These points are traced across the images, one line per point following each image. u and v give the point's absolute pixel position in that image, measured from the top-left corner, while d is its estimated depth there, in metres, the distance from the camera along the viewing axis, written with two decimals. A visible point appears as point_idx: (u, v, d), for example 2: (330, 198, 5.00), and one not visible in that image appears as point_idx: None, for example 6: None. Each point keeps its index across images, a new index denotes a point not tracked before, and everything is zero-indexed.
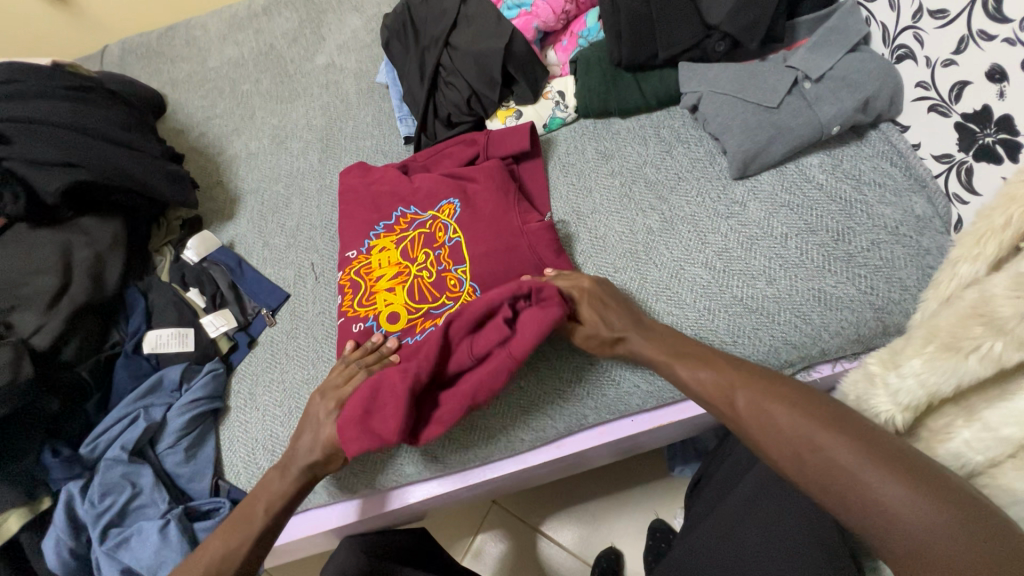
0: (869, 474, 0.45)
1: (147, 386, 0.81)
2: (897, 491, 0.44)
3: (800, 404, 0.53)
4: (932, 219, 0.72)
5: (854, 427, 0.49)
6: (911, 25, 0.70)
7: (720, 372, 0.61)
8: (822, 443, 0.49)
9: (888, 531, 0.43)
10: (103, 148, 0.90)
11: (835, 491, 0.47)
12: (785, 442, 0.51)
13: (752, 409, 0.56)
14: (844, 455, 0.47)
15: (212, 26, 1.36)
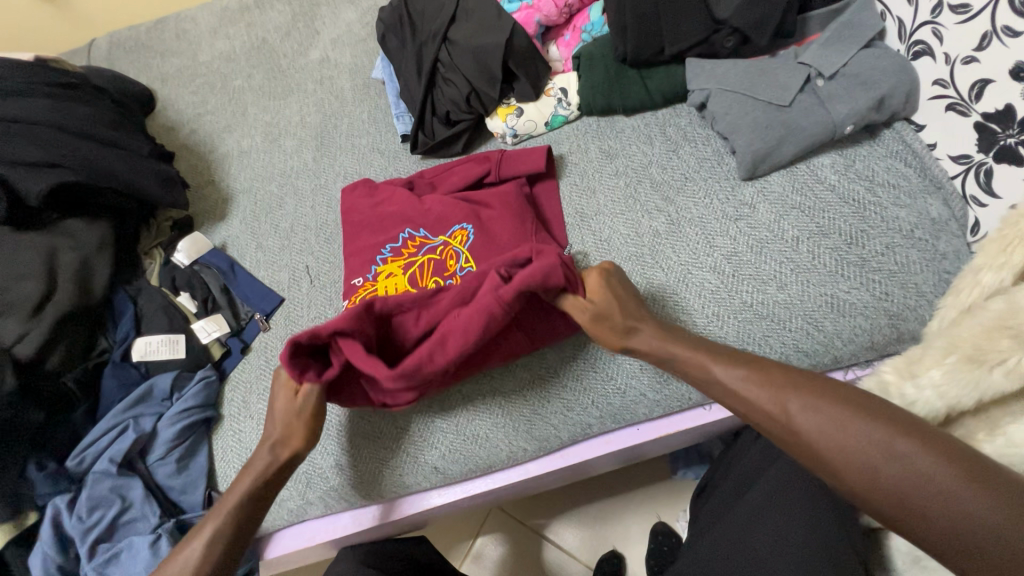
0: (958, 496, 0.40)
1: (137, 396, 0.78)
2: (995, 516, 0.38)
3: (862, 414, 0.47)
4: (948, 222, 0.69)
5: (928, 439, 0.44)
6: (929, 20, 0.68)
7: (764, 375, 0.55)
8: (895, 462, 0.43)
9: (989, 565, 0.38)
10: (89, 148, 0.86)
11: (917, 515, 0.41)
12: (847, 452, 0.46)
13: (808, 421, 0.49)
14: (924, 473, 0.42)
15: (202, 19, 1.32)
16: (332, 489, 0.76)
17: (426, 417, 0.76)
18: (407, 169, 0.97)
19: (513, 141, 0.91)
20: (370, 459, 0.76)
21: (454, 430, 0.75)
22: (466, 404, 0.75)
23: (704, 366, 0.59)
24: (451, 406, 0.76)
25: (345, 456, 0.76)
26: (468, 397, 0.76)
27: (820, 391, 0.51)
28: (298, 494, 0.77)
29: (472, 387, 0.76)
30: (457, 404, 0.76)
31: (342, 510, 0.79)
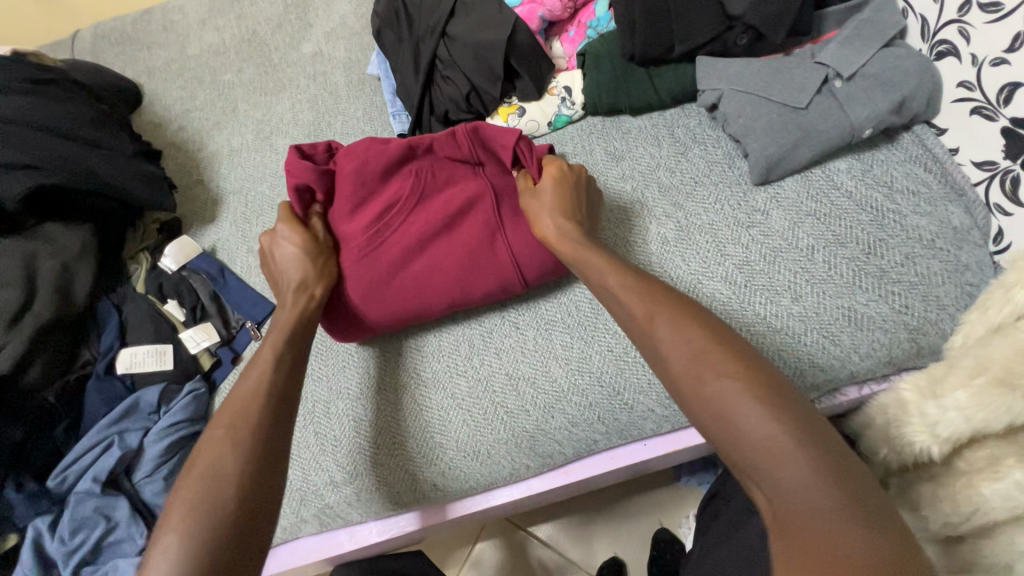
0: (763, 418, 0.45)
1: (123, 410, 0.74)
2: (784, 439, 0.43)
3: (714, 341, 0.51)
4: (970, 231, 0.66)
5: (757, 372, 0.48)
6: (956, 18, 0.64)
7: (648, 295, 0.57)
8: (724, 380, 0.48)
9: (770, 476, 0.43)
10: (69, 147, 0.82)
11: (732, 427, 0.46)
12: (699, 382, 0.49)
13: (670, 339, 0.52)
14: (746, 395, 0.46)
15: (190, 10, 1.27)
16: (328, 507, 0.73)
17: (417, 423, 0.73)
18: None
19: None
20: (365, 475, 0.72)
21: (454, 445, 0.72)
22: (466, 417, 0.72)
23: (599, 278, 0.61)
24: (450, 417, 0.72)
25: (341, 474, 0.73)
26: (466, 408, 0.72)
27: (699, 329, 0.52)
28: (292, 512, 0.74)
29: (471, 398, 0.73)
30: (456, 417, 0.72)
31: (339, 527, 0.76)
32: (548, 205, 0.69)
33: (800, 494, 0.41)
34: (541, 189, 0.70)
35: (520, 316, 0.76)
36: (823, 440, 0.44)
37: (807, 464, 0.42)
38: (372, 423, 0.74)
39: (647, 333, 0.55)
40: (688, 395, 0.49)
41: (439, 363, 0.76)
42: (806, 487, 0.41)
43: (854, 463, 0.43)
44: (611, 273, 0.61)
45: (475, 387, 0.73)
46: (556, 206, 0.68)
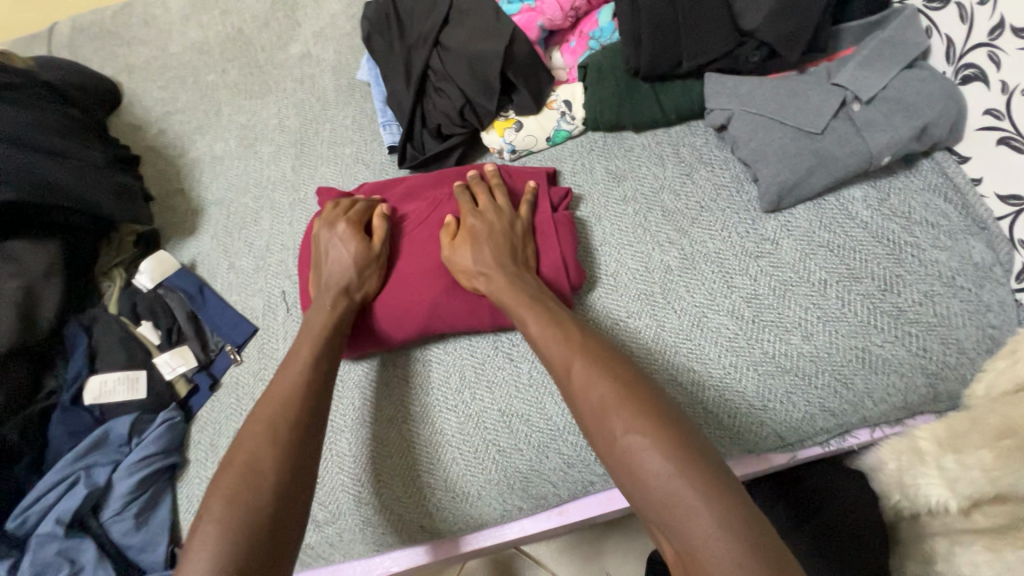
0: (650, 443, 0.45)
1: (91, 442, 0.70)
2: (691, 494, 0.42)
3: (630, 386, 0.50)
4: (992, 267, 0.63)
5: (675, 421, 0.48)
6: (985, 42, 0.60)
7: (568, 334, 0.57)
8: (634, 429, 0.47)
9: (683, 536, 0.42)
10: (35, 159, 0.77)
11: (642, 478, 0.45)
12: (598, 422, 0.49)
13: (583, 384, 0.52)
14: (654, 448, 0.45)
15: (173, 4, 1.21)
16: (309, 547, 0.70)
17: (396, 462, 0.69)
18: None
19: (511, 157, 0.83)
20: (346, 513, 0.69)
21: (441, 486, 0.68)
22: (454, 457, 0.68)
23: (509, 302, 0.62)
24: (437, 456, 0.68)
25: (324, 513, 0.69)
26: (451, 446, 0.68)
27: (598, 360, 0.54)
28: None
29: (459, 436, 0.69)
30: (443, 456, 0.68)
31: (320, 566, 0.72)
32: (482, 234, 0.67)
33: (714, 556, 0.39)
34: (474, 224, 0.69)
35: (514, 348, 0.72)
36: (742, 500, 0.42)
37: (718, 523, 0.40)
38: (356, 461, 0.70)
39: (563, 377, 0.54)
40: (602, 444, 0.49)
41: (426, 396, 0.71)
42: (719, 548, 0.39)
43: (727, 487, 0.43)
44: (531, 312, 0.60)
45: (462, 421, 0.69)
46: (485, 240, 0.66)
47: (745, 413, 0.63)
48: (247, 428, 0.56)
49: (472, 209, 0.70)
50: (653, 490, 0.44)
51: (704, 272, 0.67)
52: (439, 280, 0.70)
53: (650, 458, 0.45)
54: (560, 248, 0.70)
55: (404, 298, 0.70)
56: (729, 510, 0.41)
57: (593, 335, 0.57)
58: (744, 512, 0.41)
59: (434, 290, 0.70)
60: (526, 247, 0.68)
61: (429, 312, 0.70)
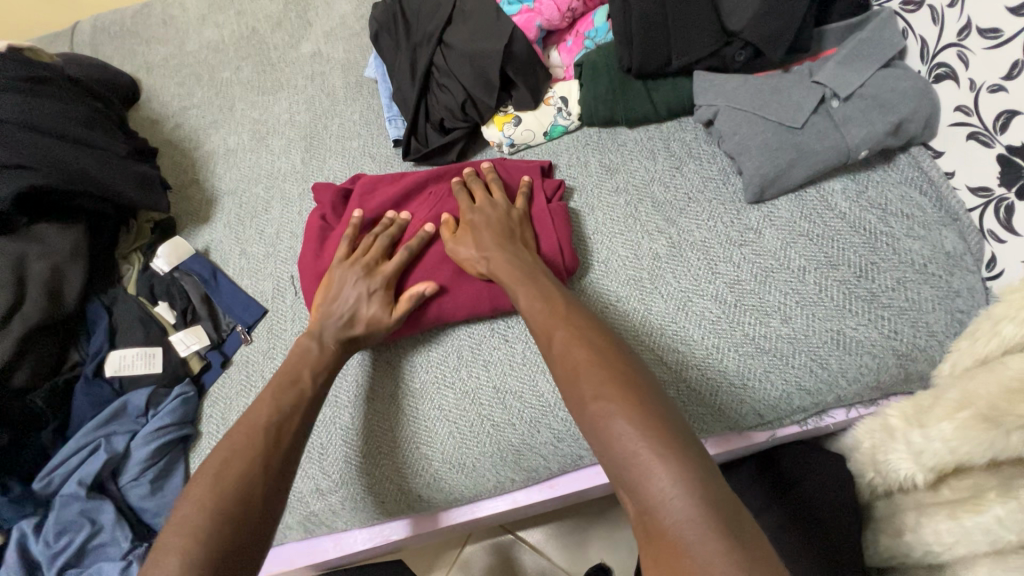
0: (619, 406, 0.48)
1: (111, 413, 0.75)
2: (646, 448, 0.45)
3: (606, 354, 0.54)
4: (963, 256, 0.66)
5: (643, 386, 0.51)
6: (955, 42, 0.63)
7: (555, 310, 0.61)
8: (602, 392, 0.50)
9: (639, 490, 0.44)
10: (62, 148, 0.82)
11: (604, 436, 0.48)
12: (575, 389, 0.53)
13: (563, 353, 0.56)
14: (618, 408, 0.48)
15: (190, 5, 1.26)
16: (313, 516, 0.74)
17: (397, 434, 0.73)
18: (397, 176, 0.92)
19: (510, 151, 0.87)
20: (350, 482, 0.73)
21: (440, 457, 0.72)
22: (451, 429, 0.72)
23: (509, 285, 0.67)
24: (436, 428, 0.72)
25: (328, 482, 0.73)
26: (450, 419, 0.72)
27: (582, 335, 0.57)
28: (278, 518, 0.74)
29: (457, 410, 0.73)
30: (441, 428, 0.72)
31: (324, 535, 0.77)
32: (481, 227, 0.72)
33: (663, 504, 0.42)
34: (473, 220, 0.73)
35: (510, 329, 0.76)
36: (696, 456, 0.44)
37: (669, 475, 0.43)
38: (359, 433, 0.74)
39: (548, 348, 0.59)
40: (575, 406, 0.53)
41: (427, 372, 0.76)
42: (669, 498, 0.42)
43: (689, 447, 0.45)
44: (525, 292, 0.65)
45: (460, 397, 0.73)
46: (486, 231, 0.71)
47: (726, 391, 0.67)
48: (232, 435, 0.60)
49: (469, 206, 0.75)
50: (618, 449, 0.46)
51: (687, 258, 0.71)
52: (444, 272, 0.75)
53: (617, 420, 0.48)
54: (556, 235, 0.74)
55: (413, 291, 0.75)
56: (682, 464, 0.44)
57: (581, 314, 0.61)
58: (696, 467, 0.44)
59: (440, 280, 0.75)
60: (525, 236, 0.73)
61: (435, 302, 0.74)
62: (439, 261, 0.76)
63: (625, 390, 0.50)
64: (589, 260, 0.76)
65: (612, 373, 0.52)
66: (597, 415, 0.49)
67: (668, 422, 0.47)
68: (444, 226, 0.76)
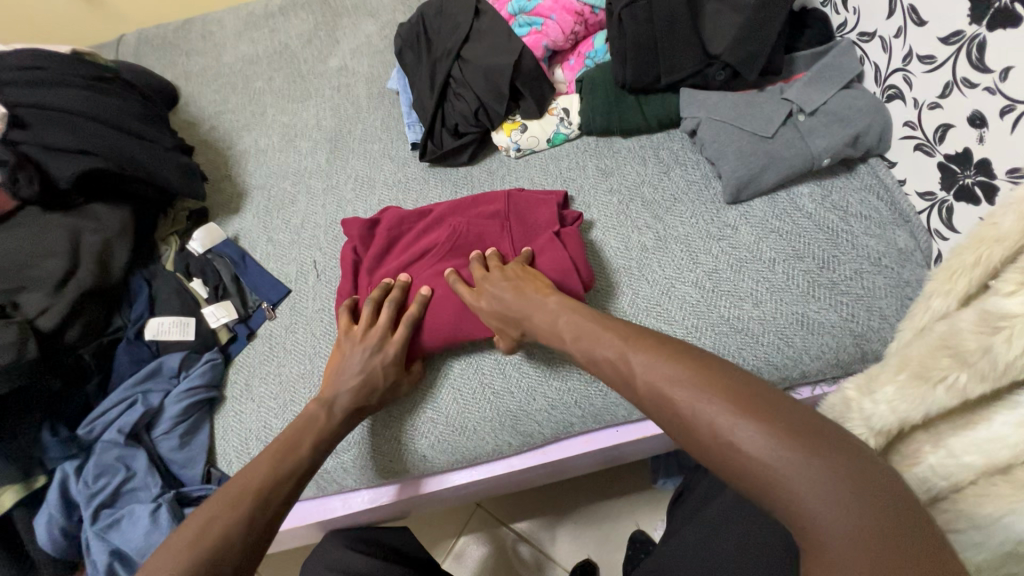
0: (714, 412, 0.46)
1: (147, 372, 0.82)
2: (749, 433, 0.43)
3: (683, 362, 0.52)
4: (913, 252, 0.75)
5: (742, 380, 0.48)
6: (900, 67, 0.74)
7: (606, 340, 0.61)
8: (707, 406, 0.46)
9: (779, 504, 0.41)
10: (117, 138, 0.92)
11: (720, 449, 0.44)
12: (658, 408, 0.51)
13: (644, 370, 0.53)
14: (721, 417, 0.45)
15: (229, 22, 1.39)
16: (325, 473, 0.80)
17: (411, 405, 0.80)
18: (413, 175, 1.02)
19: (516, 155, 0.97)
20: (362, 442, 0.80)
21: (445, 421, 0.79)
22: (458, 397, 0.80)
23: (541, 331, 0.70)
24: (443, 395, 0.80)
25: (340, 441, 0.80)
26: (458, 388, 0.80)
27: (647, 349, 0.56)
28: None
29: (462, 380, 0.80)
30: (448, 395, 0.80)
31: (334, 493, 0.84)
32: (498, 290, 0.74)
33: (810, 512, 0.39)
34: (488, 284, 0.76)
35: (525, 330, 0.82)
36: (835, 449, 0.41)
37: (766, 440, 0.42)
38: None
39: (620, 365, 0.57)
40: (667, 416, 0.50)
41: None
42: (814, 502, 0.39)
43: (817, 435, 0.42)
44: (570, 331, 0.67)
45: (463, 368, 0.81)
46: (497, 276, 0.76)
47: None
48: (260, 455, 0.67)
49: (484, 270, 0.79)
50: (739, 465, 0.43)
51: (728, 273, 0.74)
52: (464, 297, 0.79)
53: (722, 427, 0.45)
54: (569, 254, 0.79)
55: (437, 312, 0.79)
56: (823, 461, 0.40)
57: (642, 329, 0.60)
58: (835, 458, 0.40)
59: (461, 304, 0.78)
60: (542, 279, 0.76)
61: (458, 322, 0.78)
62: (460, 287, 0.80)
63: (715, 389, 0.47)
64: (597, 241, 0.85)
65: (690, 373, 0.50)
66: (700, 432, 0.46)
67: (782, 412, 0.44)
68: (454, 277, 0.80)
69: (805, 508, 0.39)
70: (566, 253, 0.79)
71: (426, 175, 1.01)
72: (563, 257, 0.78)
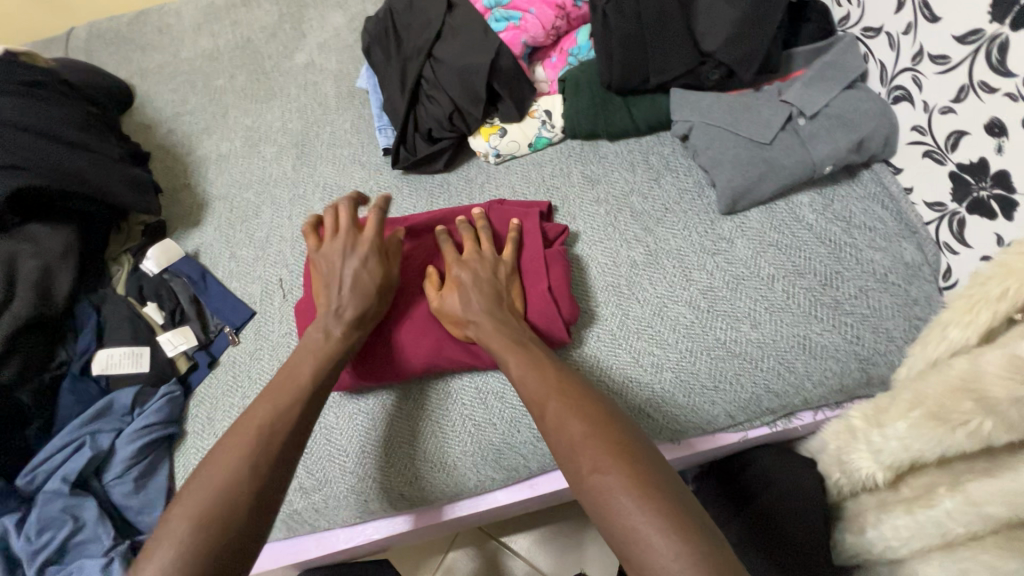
0: (613, 475, 0.48)
1: (97, 410, 0.76)
2: (632, 505, 0.46)
3: (600, 420, 0.53)
4: (921, 267, 0.70)
5: (642, 450, 0.51)
6: (910, 67, 0.68)
7: (544, 373, 0.60)
8: (609, 468, 0.49)
9: (648, 570, 0.44)
10: (54, 151, 0.83)
11: (607, 512, 0.47)
12: (565, 456, 0.52)
13: (557, 424, 0.54)
14: (619, 482, 0.48)
15: (187, 14, 1.29)
16: (296, 514, 0.74)
17: (386, 438, 0.74)
18: (385, 183, 0.95)
19: (496, 161, 0.90)
20: (334, 480, 0.74)
21: (423, 456, 0.73)
22: (437, 429, 0.74)
23: (507, 357, 0.63)
24: (420, 427, 0.74)
25: (311, 480, 0.74)
26: (437, 419, 0.74)
27: (568, 394, 0.57)
28: None
29: (440, 410, 0.75)
30: (425, 427, 0.74)
31: (307, 534, 0.77)
32: (462, 288, 0.69)
33: None
34: (457, 275, 0.71)
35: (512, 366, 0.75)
36: (703, 532, 0.45)
37: (645, 513, 0.45)
38: (346, 432, 0.76)
39: (538, 414, 0.57)
40: (570, 476, 0.52)
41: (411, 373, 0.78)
42: None
43: (691, 515, 0.46)
44: (513, 353, 0.63)
45: (441, 396, 0.76)
46: (471, 290, 0.69)
47: (698, 393, 0.70)
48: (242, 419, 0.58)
49: (455, 259, 0.72)
50: (623, 528, 0.46)
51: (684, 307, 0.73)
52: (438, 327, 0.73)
53: (615, 489, 0.47)
54: (550, 284, 0.73)
55: (406, 336, 0.73)
56: (692, 541, 0.44)
57: (568, 370, 0.61)
58: (703, 541, 0.44)
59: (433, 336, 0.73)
60: (509, 294, 0.71)
61: (426, 351, 0.73)
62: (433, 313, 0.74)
63: (617, 453, 0.50)
64: (577, 254, 0.80)
65: (599, 432, 0.52)
66: (596, 490, 0.49)
67: (667, 487, 0.48)
68: (428, 279, 0.73)
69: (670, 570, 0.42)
70: (547, 279, 0.72)
71: (400, 184, 0.94)
72: (543, 283, 0.72)
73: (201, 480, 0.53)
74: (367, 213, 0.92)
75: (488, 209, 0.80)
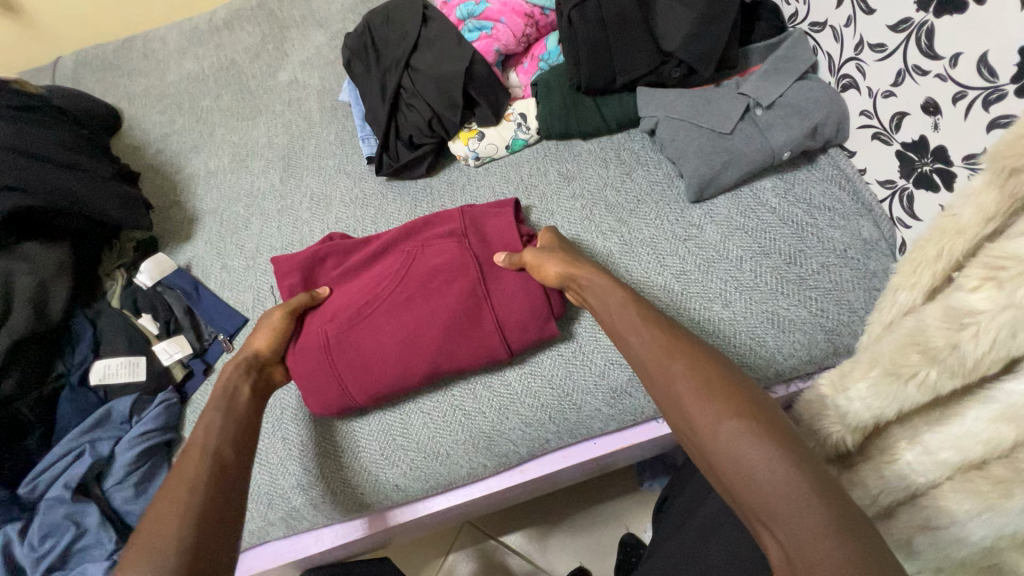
0: (741, 429, 0.47)
1: (95, 419, 0.78)
2: (768, 460, 0.45)
3: (724, 376, 0.52)
4: (878, 242, 0.74)
5: (768, 413, 0.49)
6: (853, 56, 0.73)
7: (658, 331, 0.59)
8: (735, 425, 0.48)
9: (782, 531, 0.42)
10: (48, 172, 0.86)
11: (734, 468, 0.46)
12: (684, 412, 0.52)
13: (671, 380, 0.54)
14: (748, 439, 0.46)
15: (171, 39, 1.32)
16: (294, 511, 0.76)
17: (380, 433, 0.77)
18: (370, 191, 0.98)
19: (476, 164, 0.94)
20: (329, 477, 0.76)
21: (416, 447, 0.76)
22: (433, 420, 0.77)
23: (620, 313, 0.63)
24: (415, 420, 0.77)
25: (308, 477, 0.76)
26: (428, 412, 0.77)
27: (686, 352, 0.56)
28: (259, 516, 0.76)
29: (433, 405, 0.77)
30: (418, 421, 0.77)
31: (305, 531, 0.79)
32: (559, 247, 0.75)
33: (810, 547, 0.40)
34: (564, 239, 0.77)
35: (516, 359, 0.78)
36: (844, 502, 0.42)
37: (780, 474, 0.44)
38: (337, 432, 0.78)
39: (652, 374, 0.57)
40: (688, 433, 0.51)
41: None
42: (823, 544, 0.40)
43: (831, 482, 0.43)
44: (621, 313, 0.64)
45: (436, 389, 0.78)
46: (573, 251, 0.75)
47: None
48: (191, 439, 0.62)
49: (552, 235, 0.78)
50: (754, 485, 0.44)
51: (660, 292, 0.77)
52: (431, 340, 0.73)
53: (745, 443, 0.46)
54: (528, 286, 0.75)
55: (391, 355, 0.74)
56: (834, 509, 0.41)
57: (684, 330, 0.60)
58: (843, 511, 0.41)
59: (429, 349, 0.73)
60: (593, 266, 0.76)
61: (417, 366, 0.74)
62: (424, 327, 0.74)
63: (744, 411, 0.48)
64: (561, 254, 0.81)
65: (720, 390, 0.51)
66: (723, 446, 0.47)
67: (802, 453, 0.45)
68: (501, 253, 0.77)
69: (810, 533, 0.41)
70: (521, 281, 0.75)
71: (384, 190, 0.97)
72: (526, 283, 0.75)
73: (156, 513, 0.53)
74: (355, 219, 0.96)
75: (459, 218, 0.80)
